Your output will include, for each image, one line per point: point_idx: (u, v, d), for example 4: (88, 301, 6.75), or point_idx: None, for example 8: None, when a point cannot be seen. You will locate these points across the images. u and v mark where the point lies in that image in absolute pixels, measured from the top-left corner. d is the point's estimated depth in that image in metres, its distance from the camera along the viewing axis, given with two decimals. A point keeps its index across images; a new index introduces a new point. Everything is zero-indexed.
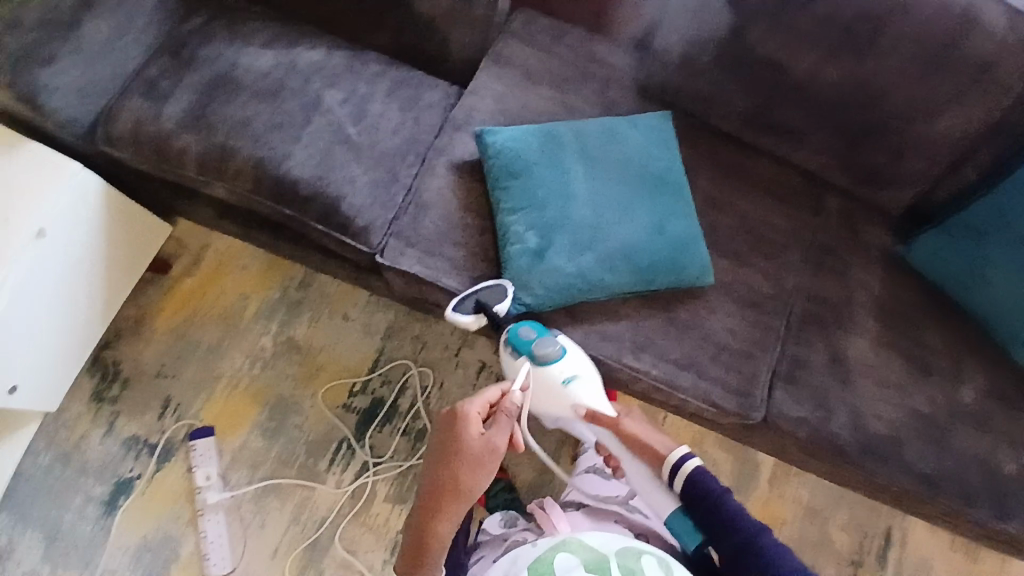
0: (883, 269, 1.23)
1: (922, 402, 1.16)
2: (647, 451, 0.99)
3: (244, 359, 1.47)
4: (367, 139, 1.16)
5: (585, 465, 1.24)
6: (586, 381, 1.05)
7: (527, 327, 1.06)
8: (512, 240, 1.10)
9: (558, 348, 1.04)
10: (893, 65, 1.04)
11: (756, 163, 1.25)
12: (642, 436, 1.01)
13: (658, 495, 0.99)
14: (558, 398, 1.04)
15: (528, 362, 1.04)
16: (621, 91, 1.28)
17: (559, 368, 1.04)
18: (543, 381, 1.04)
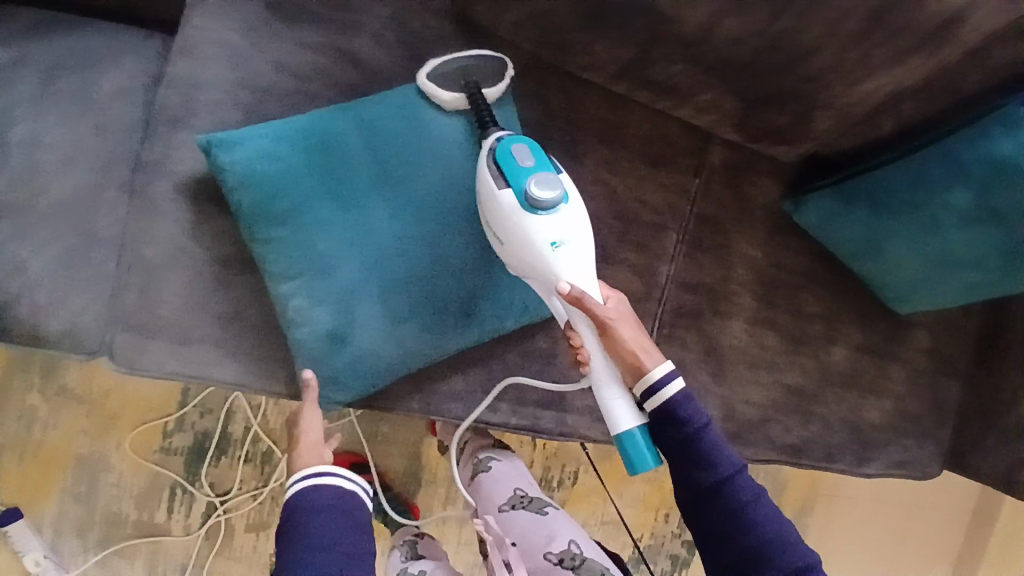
0: (766, 231, 1.04)
1: (796, 374, 1.09)
2: (626, 359, 0.75)
3: (14, 423, 1.15)
4: (22, 192, 0.74)
5: (499, 501, 1.02)
6: (576, 250, 0.75)
7: (523, 150, 0.75)
8: (295, 321, 0.79)
9: (559, 196, 0.73)
10: (822, 23, 0.69)
11: (618, 115, 0.94)
12: (631, 340, 0.75)
13: (623, 402, 0.76)
14: (528, 256, 0.75)
15: (512, 198, 0.74)
16: (422, 20, 0.85)
17: (552, 223, 0.74)
18: (522, 232, 0.74)
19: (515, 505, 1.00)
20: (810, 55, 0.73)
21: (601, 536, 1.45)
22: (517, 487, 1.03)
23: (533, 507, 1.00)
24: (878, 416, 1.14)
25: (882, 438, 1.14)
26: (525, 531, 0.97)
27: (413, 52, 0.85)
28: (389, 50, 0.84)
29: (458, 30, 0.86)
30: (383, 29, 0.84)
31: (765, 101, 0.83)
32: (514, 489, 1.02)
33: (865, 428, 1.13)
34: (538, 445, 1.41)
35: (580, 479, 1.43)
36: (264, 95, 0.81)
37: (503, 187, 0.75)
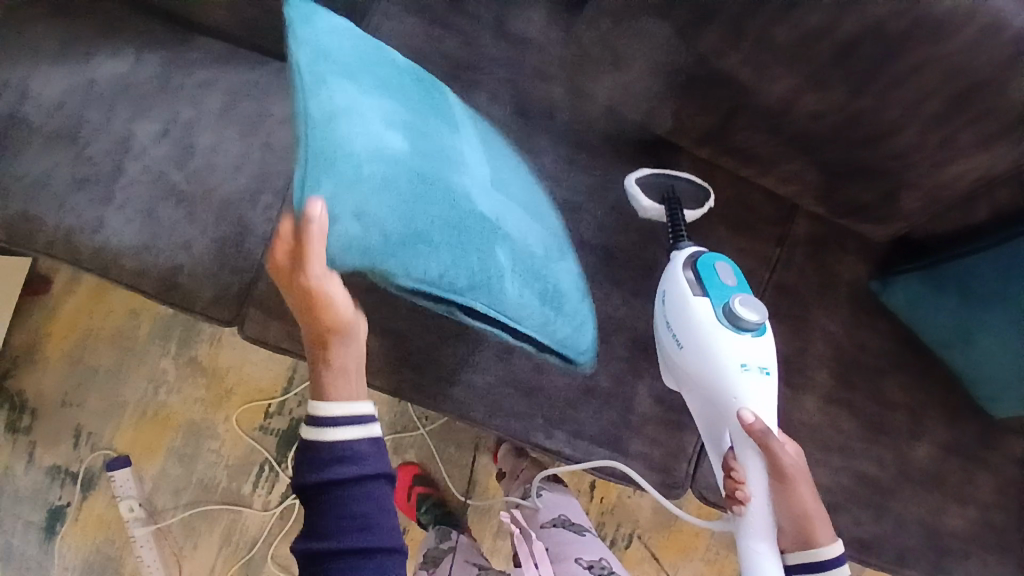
0: (850, 310, 1.03)
1: (871, 463, 1.04)
2: (796, 517, 0.84)
3: (145, 384, 1.36)
4: (199, 187, 0.93)
5: (542, 519, 1.11)
6: (767, 386, 0.85)
7: (728, 273, 0.87)
8: (314, 43, 0.67)
9: (756, 326, 0.84)
10: (900, 104, 0.74)
11: (703, 179, 1.00)
12: (806, 503, 0.84)
13: (773, 561, 0.85)
14: (724, 381, 0.84)
15: (715, 316, 0.84)
16: (535, 83, 0.99)
17: (755, 354, 0.84)
18: (720, 361, 0.84)
19: (557, 524, 1.10)
20: (889, 133, 0.77)
21: None
22: (562, 511, 1.12)
23: (573, 528, 1.08)
24: (961, 525, 1.05)
25: (963, 550, 1.05)
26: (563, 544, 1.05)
27: (522, 108, 0.99)
28: (504, 104, 0.99)
29: (563, 93, 0.99)
30: (500, 87, 0.99)
31: (858, 179, 0.86)
32: (559, 514, 1.11)
33: (945, 536, 1.05)
34: (596, 498, 1.39)
35: (635, 542, 1.40)
36: None
37: (705, 299, 0.85)
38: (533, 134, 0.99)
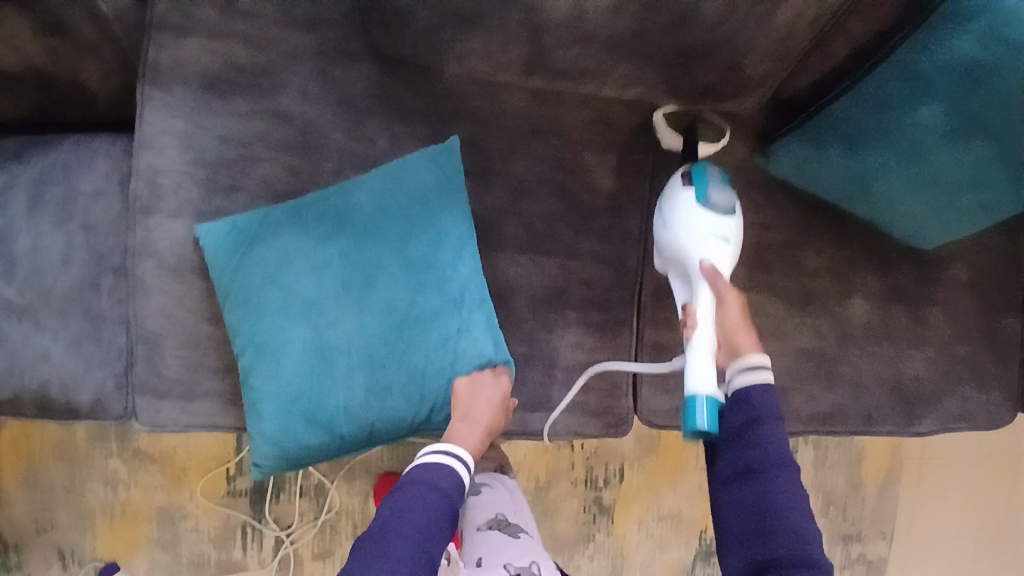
0: (743, 191, 0.97)
1: (810, 336, 1.00)
2: (732, 334, 0.81)
3: (102, 487, 1.32)
4: (35, 295, 0.87)
5: (478, 521, 1.04)
6: (732, 256, 0.85)
7: (712, 169, 0.88)
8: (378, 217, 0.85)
9: (731, 207, 0.85)
10: None
11: (553, 110, 0.93)
12: (741, 327, 0.81)
13: (705, 366, 0.78)
14: (684, 226, 0.85)
15: (692, 195, 0.85)
16: (344, 67, 0.91)
17: (725, 222, 0.84)
18: (683, 219, 0.85)
19: (492, 526, 1.03)
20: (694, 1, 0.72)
21: (661, 533, 1.39)
22: (498, 511, 1.06)
23: (507, 530, 1.03)
24: (918, 366, 1.03)
25: (928, 389, 1.03)
26: (496, 550, 0.99)
27: (340, 98, 0.91)
28: (318, 101, 0.91)
29: (377, 69, 0.91)
30: (311, 83, 0.91)
31: (676, 62, 0.80)
32: (495, 513, 1.06)
33: (905, 381, 1.03)
34: (577, 447, 1.36)
35: (629, 475, 1.37)
36: (217, 166, 0.90)
37: (685, 185, 0.87)
38: (363, 121, 0.91)
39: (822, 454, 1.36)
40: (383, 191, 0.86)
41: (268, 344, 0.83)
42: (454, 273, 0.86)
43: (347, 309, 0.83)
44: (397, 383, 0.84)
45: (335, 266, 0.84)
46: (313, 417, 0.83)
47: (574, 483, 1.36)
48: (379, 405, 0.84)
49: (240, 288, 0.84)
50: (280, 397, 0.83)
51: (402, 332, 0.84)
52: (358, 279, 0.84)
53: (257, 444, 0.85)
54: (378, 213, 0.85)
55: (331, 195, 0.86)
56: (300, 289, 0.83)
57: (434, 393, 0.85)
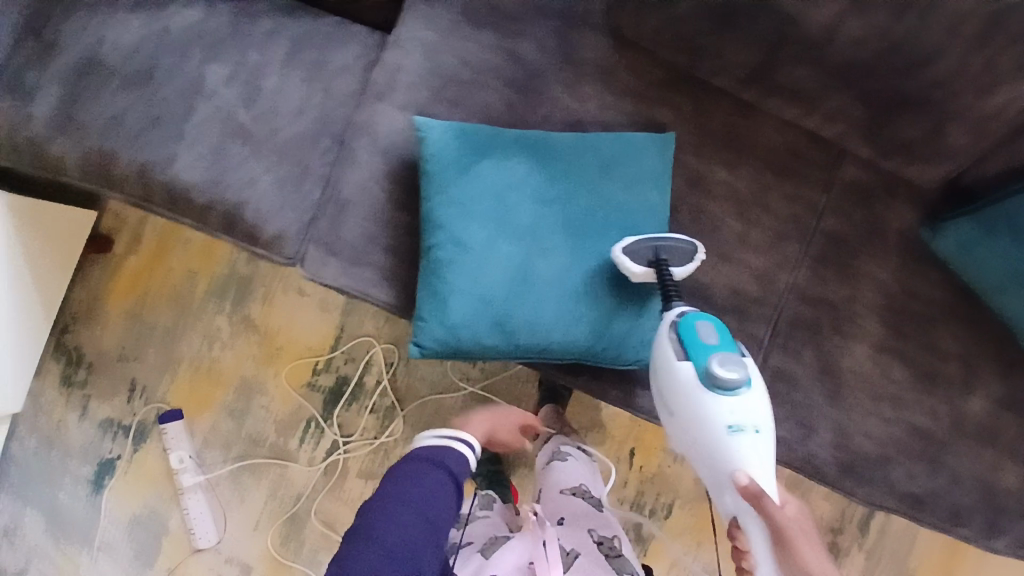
0: (900, 258, 1.01)
1: (921, 416, 1.01)
2: (795, 569, 0.72)
3: (200, 340, 1.41)
4: (264, 127, 0.96)
5: (562, 486, 1.13)
6: (758, 439, 0.80)
7: (706, 326, 0.84)
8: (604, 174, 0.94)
9: (744, 380, 0.80)
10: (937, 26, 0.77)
11: (756, 127, 0.99)
12: (807, 551, 0.73)
13: None
14: (696, 420, 0.82)
15: (695, 374, 0.81)
16: (584, 30, 1.00)
17: (737, 406, 0.80)
18: (703, 410, 0.81)
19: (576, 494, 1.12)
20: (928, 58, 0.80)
21: None
22: (581, 482, 1.15)
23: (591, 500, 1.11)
24: (1016, 483, 1.02)
25: (1019, 510, 1.02)
26: (579, 514, 1.07)
27: (571, 58, 1.00)
28: (549, 52, 1.00)
29: (611, 44, 1.00)
30: (550, 37, 1.00)
31: (891, 109, 0.87)
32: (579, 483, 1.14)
33: (998, 494, 1.02)
34: (635, 466, 1.39)
35: (675, 512, 1.38)
36: (448, 80, 1.00)
37: (683, 357, 0.83)
38: (583, 82, 1.00)
39: (873, 561, 1.33)
40: (612, 152, 0.95)
41: (473, 247, 0.92)
42: (654, 241, 0.95)
43: (561, 244, 0.93)
44: (583, 317, 0.92)
45: (557, 204, 0.94)
46: (498, 322, 0.92)
47: (621, 500, 1.39)
48: (562, 330, 0.92)
49: (461, 192, 0.93)
50: (473, 295, 0.91)
51: (601, 278, 0.93)
52: (574, 222, 0.93)
53: (431, 324, 0.92)
54: (604, 169, 0.95)
55: (565, 141, 0.95)
56: (518, 213, 0.93)
57: (610, 335, 0.93)
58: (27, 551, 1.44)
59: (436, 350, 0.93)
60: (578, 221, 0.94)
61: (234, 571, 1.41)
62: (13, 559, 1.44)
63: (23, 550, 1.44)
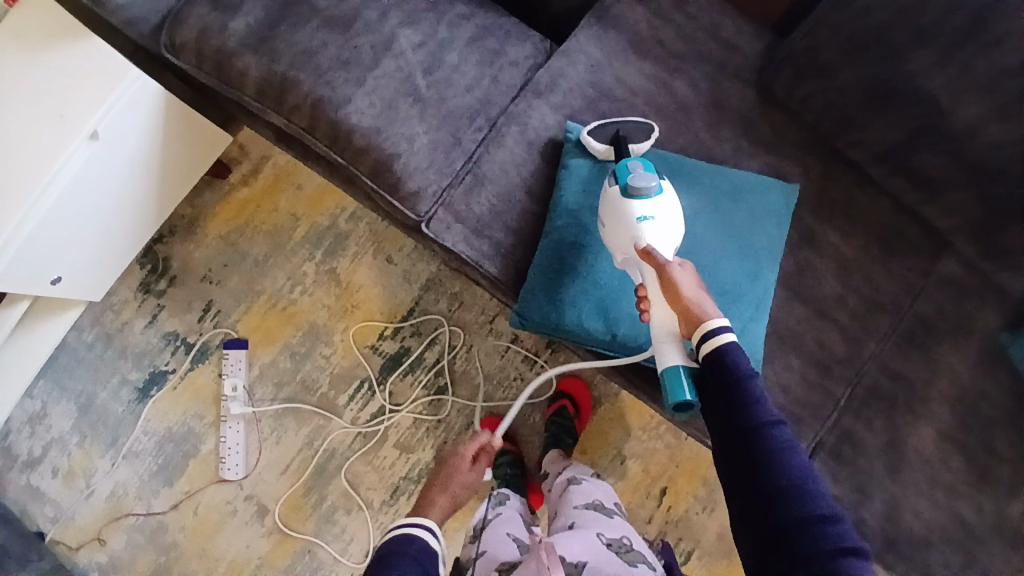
0: (979, 355, 1.07)
1: (976, 512, 1.03)
2: (673, 289, 0.79)
3: (284, 279, 1.47)
4: (435, 94, 1.05)
5: (576, 501, 1.11)
6: (664, 227, 0.86)
7: (636, 163, 0.91)
8: (731, 204, 1.02)
9: (653, 185, 0.88)
10: None
11: (869, 202, 1.08)
12: (686, 283, 0.81)
13: (671, 347, 0.81)
14: (621, 223, 0.88)
15: (616, 192, 0.90)
16: (736, 83, 1.10)
17: (642, 203, 0.87)
18: (618, 211, 0.88)
19: (590, 507, 1.10)
20: None
21: None
22: (597, 497, 1.12)
23: (605, 511, 1.08)
24: None
25: None
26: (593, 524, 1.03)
27: (717, 102, 1.10)
28: (700, 94, 1.10)
29: (756, 100, 1.10)
30: (704, 81, 1.10)
31: (1005, 211, 0.98)
32: (593, 497, 1.12)
33: None
34: (662, 507, 1.41)
35: (692, 561, 1.39)
36: (603, 95, 1.09)
37: (613, 184, 0.92)
38: (724, 127, 1.09)
39: None
40: (742, 188, 1.03)
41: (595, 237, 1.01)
42: (765, 276, 1.00)
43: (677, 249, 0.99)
44: None
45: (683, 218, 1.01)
46: (602, 310, 0.99)
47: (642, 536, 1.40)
48: None
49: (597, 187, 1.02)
50: (584, 277, 1.00)
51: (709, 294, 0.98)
52: (695, 237, 1.00)
53: (538, 297, 1.01)
54: (732, 200, 1.02)
55: (702, 168, 1.04)
56: None
57: None
58: (48, 441, 1.44)
59: (537, 322, 1.01)
60: (698, 237, 1.00)
61: (250, 510, 1.41)
62: (31, 446, 1.44)
63: (45, 438, 1.44)
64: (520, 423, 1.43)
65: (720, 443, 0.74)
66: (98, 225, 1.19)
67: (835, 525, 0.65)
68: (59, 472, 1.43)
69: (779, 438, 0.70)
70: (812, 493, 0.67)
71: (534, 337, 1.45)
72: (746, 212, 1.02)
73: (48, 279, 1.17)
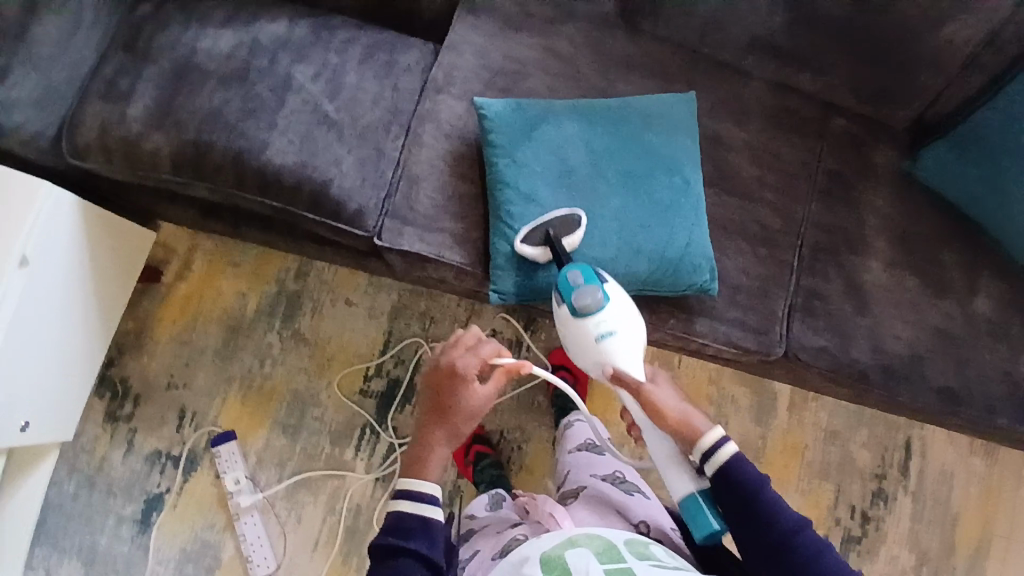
0: (892, 185, 1.20)
1: (943, 317, 1.13)
2: (661, 416, 0.87)
3: (251, 358, 1.44)
4: (346, 115, 1.10)
5: (570, 446, 1.17)
6: (625, 339, 0.92)
7: (575, 272, 0.94)
8: (643, 128, 1.11)
9: (599, 299, 0.91)
10: None
11: (754, 90, 1.21)
12: (672, 406, 0.87)
13: (677, 471, 0.87)
14: (584, 347, 0.92)
15: (566, 312, 0.93)
16: (607, 27, 1.21)
17: (598, 321, 0.91)
18: (577, 333, 0.92)
19: (582, 448, 1.15)
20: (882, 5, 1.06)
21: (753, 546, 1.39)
22: (589, 437, 1.17)
23: (596, 450, 1.14)
24: None
25: None
26: (586, 465, 1.10)
27: (597, 47, 1.20)
28: (580, 46, 1.20)
29: (628, 36, 1.21)
30: (579, 34, 1.20)
31: (867, 51, 1.13)
32: (585, 438, 1.17)
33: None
34: None
35: None
36: (497, 72, 1.17)
37: (561, 303, 0.95)
38: (611, 66, 1.19)
39: (918, 508, 1.41)
40: (646, 109, 1.12)
41: (539, 197, 1.05)
42: (694, 177, 1.09)
43: (613, 186, 1.06)
44: (646, 247, 1.04)
45: (607, 154, 1.08)
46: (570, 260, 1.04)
47: None
48: (625, 260, 1.03)
49: (523, 154, 1.07)
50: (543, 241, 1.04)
51: (656, 211, 1.06)
52: (624, 168, 1.08)
53: (507, 272, 1.04)
54: (642, 124, 1.11)
55: (605, 106, 1.12)
56: (573, 163, 1.07)
57: (673, 259, 1.04)
58: None
59: (514, 293, 1.05)
60: (627, 166, 1.08)
61: None
62: None
63: None
64: (526, 411, 1.44)
65: (759, 562, 0.80)
66: (51, 354, 1.14)
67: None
68: None
69: (812, 544, 0.79)
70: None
71: (511, 325, 1.47)
72: (656, 130, 1.11)
73: (17, 427, 1.10)
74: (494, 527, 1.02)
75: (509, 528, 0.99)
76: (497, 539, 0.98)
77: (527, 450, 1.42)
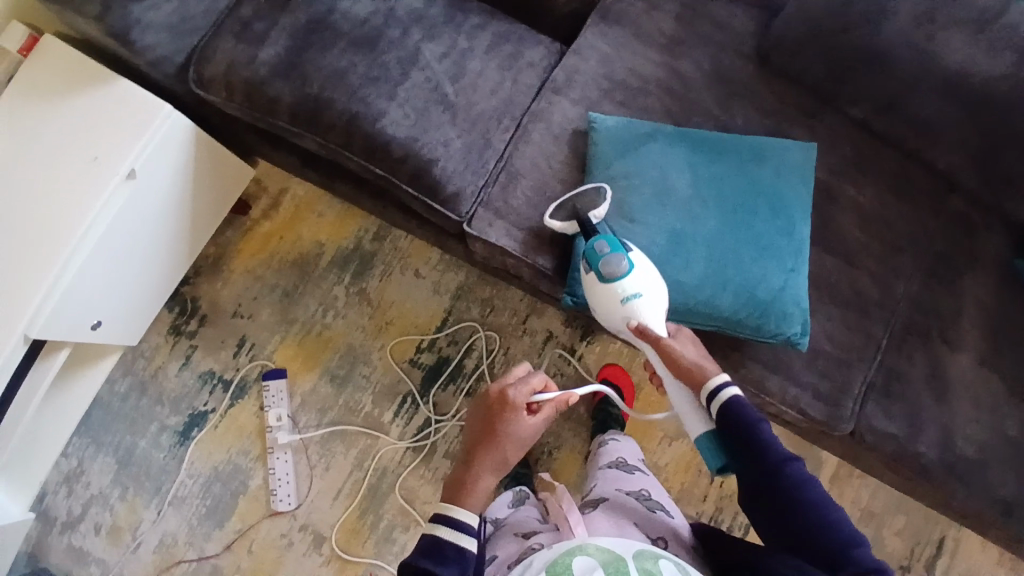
0: (996, 282, 1.15)
1: (1019, 430, 1.08)
2: (679, 368, 0.87)
3: (316, 306, 1.49)
4: (463, 100, 1.11)
5: (601, 462, 1.17)
6: (651, 303, 0.90)
7: (601, 240, 0.93)
8: (753, 166, 1.08)
9: (624, 265, 0.90)
10: None
11: (876, 157, 1.17)
12: (686, 356, 0.88)
13: (693, 419, 0.88)
14: (609, 308, 0.91)
15: (592, 278, 0.92)
16: (737, 61, 1.18)
17: (620, 285, 0.90)
18: (603, 297, 0.91)
19: (612, 465, 1.15)
20: None
21: None
22: (620, 456, 1.17)
23: (625, 468, 1.14)
24: None
25: None
26: (614, 479, 1.10)
27: (724, 80, 1.17)
28: (706, 74, 1.17)
29: (757, 74, 1.18)
30: (708, 63, 1.18)
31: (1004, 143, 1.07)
32: (616, 457, 1.17)
33: None
34: (715, 481, 1.43)
35: (750, 533, 1.41)
36: (619, 84, 1.16)
37: (588, 270, 0.94)
38: (733, 100, 1.16)
39: None
40: (761, 150, 1.10)
41: (634, 214, 1.04)
42: (797, 229, 1.06)
43: (712, 216, 1.05)
44: (732, 285, 1.02)
45: (710, 184, 1.07)
46: None
47: (698, 514, 1.42)
48: (709, 295, 1.02)
49: (626, 167, 1.06)
50: None
51: (751, 253, 1.04)
52: (725, 202, 1.06)
53: None
54: (753, 163, 1.09)
55: (717, 137, 1.10)
56: (675, 186, 1.06)
57: (757, 304, 1.02)
58: (88, 499, 1.40)
59: None
60: (729, 201, 1.06)
61: (306, 540, 1.39)
62: (69, 506, 1.40)
63: (82, 497, 1.40)
64: (564, 417, 1.46)
65: (755, 496, 0.82)
66: (134, 264, 1.19)
67: (858, 549, 0.76)
68: (103, 530, 1.39)
69: (799, 477, 0.80)
70: (831, 520, 0.78)
71: (568, 330, 1.49)
72: (768, 172, 1.08)
73: (90, 324, 1.16)
74: (511, 529, 1.02)
75: (531, 533, 0.98)
76: (517, 544, 0.97)
77: (556, 454, 1.44)
